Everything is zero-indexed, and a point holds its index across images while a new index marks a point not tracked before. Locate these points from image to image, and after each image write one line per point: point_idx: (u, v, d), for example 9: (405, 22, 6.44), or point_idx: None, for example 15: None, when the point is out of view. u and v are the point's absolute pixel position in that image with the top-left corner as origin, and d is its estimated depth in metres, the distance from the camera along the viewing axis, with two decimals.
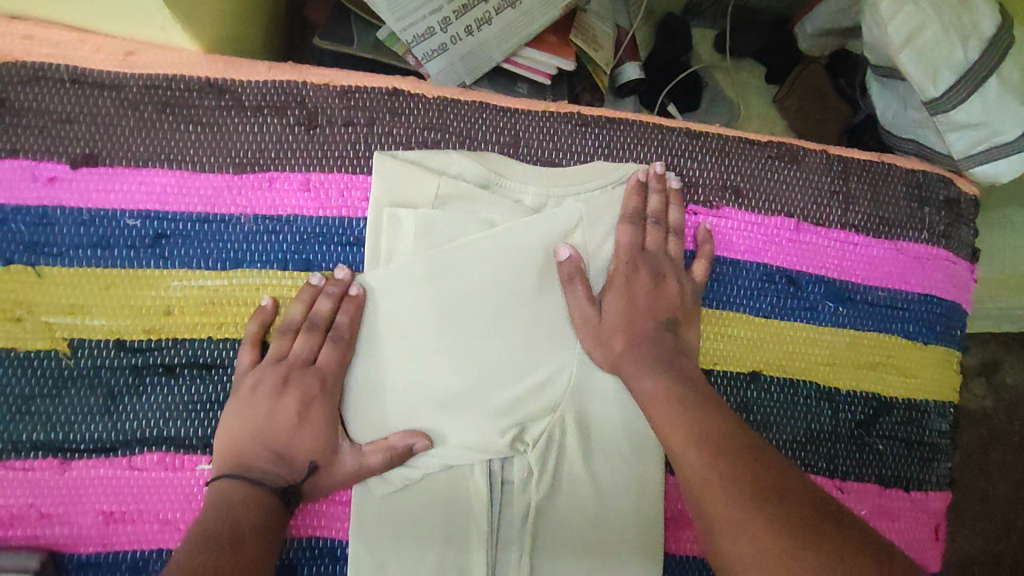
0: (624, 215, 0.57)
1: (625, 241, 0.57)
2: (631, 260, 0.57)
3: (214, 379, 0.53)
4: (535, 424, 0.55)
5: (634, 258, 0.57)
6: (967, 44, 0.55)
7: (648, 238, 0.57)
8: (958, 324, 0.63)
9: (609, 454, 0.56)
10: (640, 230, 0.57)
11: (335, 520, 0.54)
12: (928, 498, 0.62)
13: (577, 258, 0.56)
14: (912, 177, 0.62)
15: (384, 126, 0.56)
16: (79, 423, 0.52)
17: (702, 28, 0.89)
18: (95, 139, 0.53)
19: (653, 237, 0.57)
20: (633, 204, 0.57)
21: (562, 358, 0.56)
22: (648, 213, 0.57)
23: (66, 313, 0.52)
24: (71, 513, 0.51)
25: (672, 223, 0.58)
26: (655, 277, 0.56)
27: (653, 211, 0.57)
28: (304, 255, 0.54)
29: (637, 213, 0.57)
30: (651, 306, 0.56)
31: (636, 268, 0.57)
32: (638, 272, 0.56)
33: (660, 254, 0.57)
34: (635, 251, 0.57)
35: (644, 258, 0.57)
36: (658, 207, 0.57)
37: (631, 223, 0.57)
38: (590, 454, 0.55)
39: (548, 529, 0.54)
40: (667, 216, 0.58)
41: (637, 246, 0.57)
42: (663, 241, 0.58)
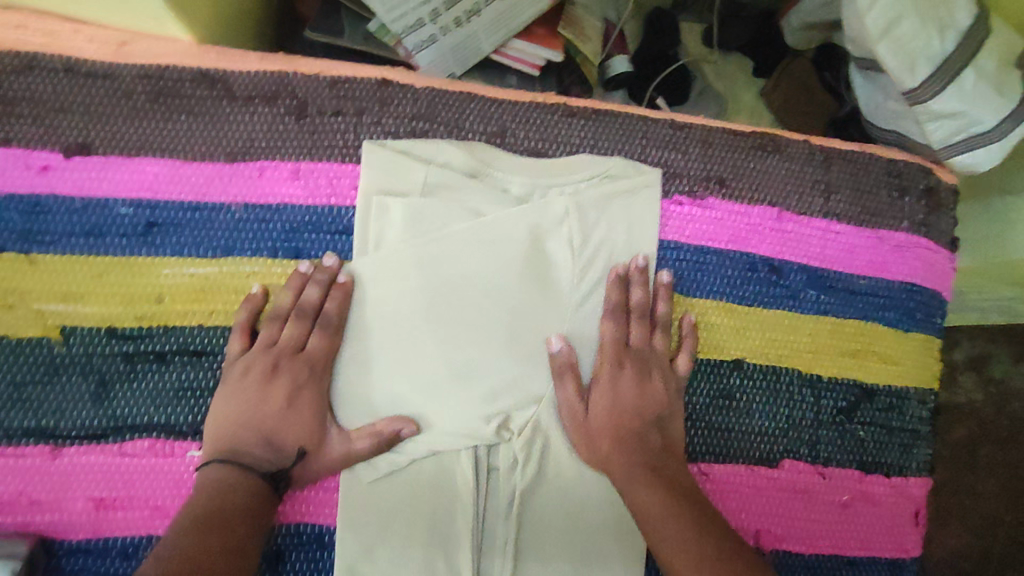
0: (609, 308, 0.57)
1: (609, 336, 0.57)
2: (616, 356, 0.57)
3: (205, 366, 0.54)
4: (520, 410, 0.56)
5: (619, 354, 0.57)
6: (943, 36, 0.56)
7: (632, 333, 0.58)
8: (937, 312, 0.64)
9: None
10: (624, 327, 0.58)
11: (324, 507, 0.54)
12: (908, 483, 0.63)
13: (568, 350, 0.56)
14: (892, 167, 0.63)
15: (374, 116, 0.57)
16: (70, 409, 0.52)
17: (692, 21, 0.90)
18: (87, 128, 0.54)
19: (638, 334, 0.58)
20: (616, 298, 0.57)
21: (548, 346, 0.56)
22: (632, 306, 0.58)
23: (57, 300, 0.53)
24: (62, 499, 0.52)
25: (658, 317, 0.58)
26: (641, 372, 0.57)
27: (637, 305, 0.58)
28: (293, 244, 0.55)
29: (621, 307, 0.57)
30: (636, 401, 0.56)
31: (621, 365, 0.57)
32: (623, 368, 0.57)
33: (645, 351, 0.58)
34: (620, 346, 0.57)
35: (629, 354, 0.57)
36: (642, 300, 0.58)
37: (615, 317, 0.57)
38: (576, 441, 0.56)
39: (535, 513, 0.55)
40: (652, 309, 0.58)
41: (622, 342, 0.57)
42: (648, 337, 0.58)
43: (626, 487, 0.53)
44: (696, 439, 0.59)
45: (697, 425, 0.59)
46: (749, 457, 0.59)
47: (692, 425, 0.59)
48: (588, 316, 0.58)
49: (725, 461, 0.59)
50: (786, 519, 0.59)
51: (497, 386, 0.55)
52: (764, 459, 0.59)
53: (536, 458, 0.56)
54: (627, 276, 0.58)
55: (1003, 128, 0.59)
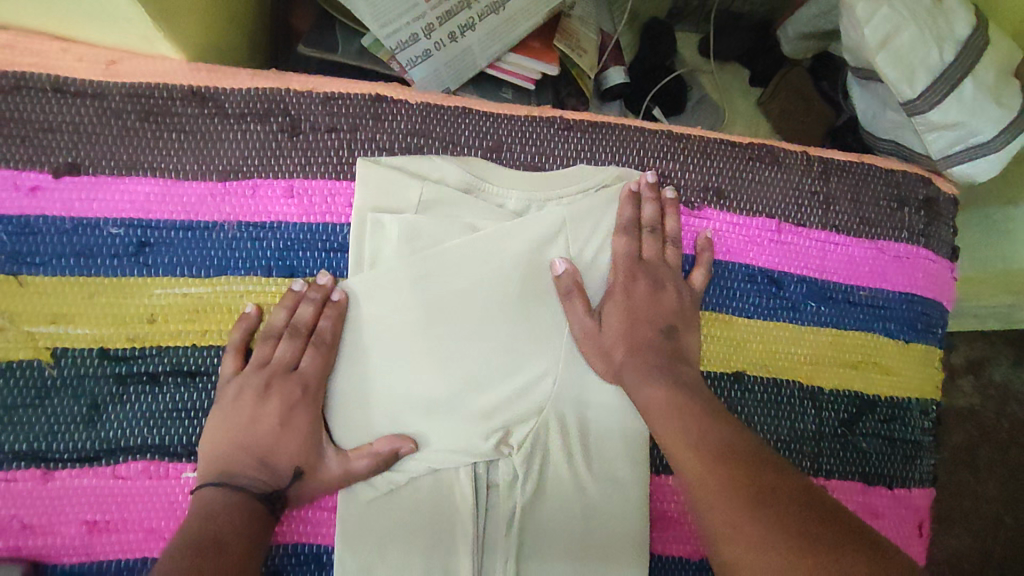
0: (620, 224, 0.58)
1: (621, 250, 0.57)
2: (629, 268, 0.57)
3: (198, 386, 0.53)
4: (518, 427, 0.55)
5: (632, 267, 0.57)
6: (942, 46, 0.56)
7: (645, 246, 0.58)
8: (938, 323, 0.64)
9: (593, 455, 0.56)
10: (636, 240, 0.58)
11: (321, 526, 0.54)
12: (912, 494, 0.62)
13: (574, 271, 0.56)
14: (891, 177, 0.62)
15: (368, 132, 0.56)
16: (62, 432, 0.52)
17: (686, 32, 0.90)
18: (78, 148, 0.53)
19: (651, 246, 0.58)
20: (626, 214, 0.58)
21: (547, 363, 0.56)
22: (643, 222, 0.58)
23: (48, 322, 0.52)
24: (54, 523, 0.51)
25: (669, 231, 0.58)
26: (655, 284, 0.57)
27: (649, 220, 0.58)
28: (288, 262, 0.55)
29: (633, 223, 0.58)
30: (650, 310, 0.56)
31: (634, 276, 0.57)
32: (636, 280, 0.57)
33: (659, 263, 0.58)
34: (632, 259, 0.57)
35: (642, 266, 0.57)
36: (653, 215, 0.58)
37: (626, 233, 0.57)
38: (575, 457, 0.56)
39: (535, 531, 0.55)
40: (663, 225, 0.58)
41: (634, 255, 0.57)
42: (661, 250, 0.58)
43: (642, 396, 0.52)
44: None
45: None
46: None
47: None
48: None
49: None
50: None
51: (495, 405, 0.55)
52: None
53: (536, 475, 0.55)
54: (637, 195, 0.58)
55: (1001, 138, 0.59)
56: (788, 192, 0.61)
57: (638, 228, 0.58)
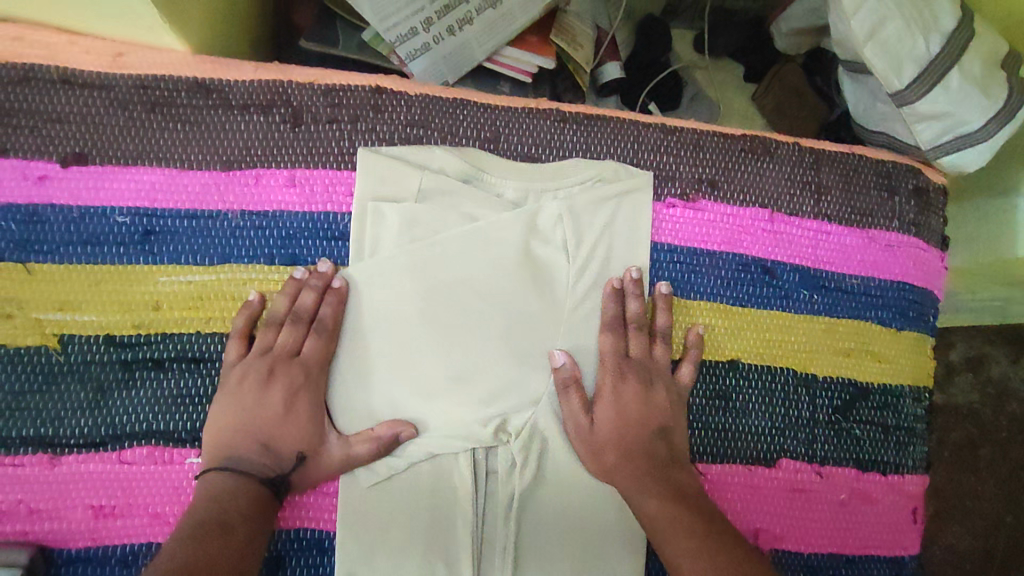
0: (606, 322, 0.58)
1: (608, 350, 0.57)
2: (617, 367, 0.57)
3: (202, 372, 0.54)
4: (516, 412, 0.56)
5: (620, 365, 0.57)
6: (929, 37, 0.57)
7: (632, 344, 0.58)
8: (929, 311, 0.65)
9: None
10: (623, 337, 0.58)
11: (323, 512, 0.54)
12: (905, 481, 0.63)
13: (572, 365, 0.56)
14: (881, 168, 0.64)
15: (368, 123, 0.57)
16: (69, 417, 0.52)
17: (682, 28, 0.92)
18: (85, 138, 0.54)
19: (638, 346, 0.58)
20: (612, 311, 0.58)
21: (544, 350, 0.57)
22: (630, 319, 0.58)
23: (55, 309, 0.53)
24: (61, 508, 0.52)
25: (657, 328, 0.59)
26: (644, 385, 0.57)
27: (635, 318, 0.58)
28: (290, 250, 0.56)
29: (618, 320, 0.58)
30: (641, 412, 0.56)
31: (623, 376, 0.57)
32: (625, 379, 0.57)
33: (647, 362, 0.58)
34: (621, 358, 0.57)
35: (630, 364, 0.58)
36: (639, 312, 0.58)
37: (613, 331, 0.58)
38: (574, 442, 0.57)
39: (535, 515, 0.55)
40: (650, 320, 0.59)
41: (622, 353, 0.57)
42: (648, 348, 0.58)
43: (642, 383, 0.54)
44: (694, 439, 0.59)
45: (695, 425, 0.59)
46: (746, 457, 0.59)
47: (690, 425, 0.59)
48: (583, 317, 0.58)
49: (721, 462, 0.59)
50: (785, 519, 0.59)
51: (494, 391, 0.56)
52: (761, 459, 0.60)
53: (534, 459, 0.56)
54: (621, 289, 0.58)
55: (988, 128, 0.60)
56: (781, 183, 0.62)
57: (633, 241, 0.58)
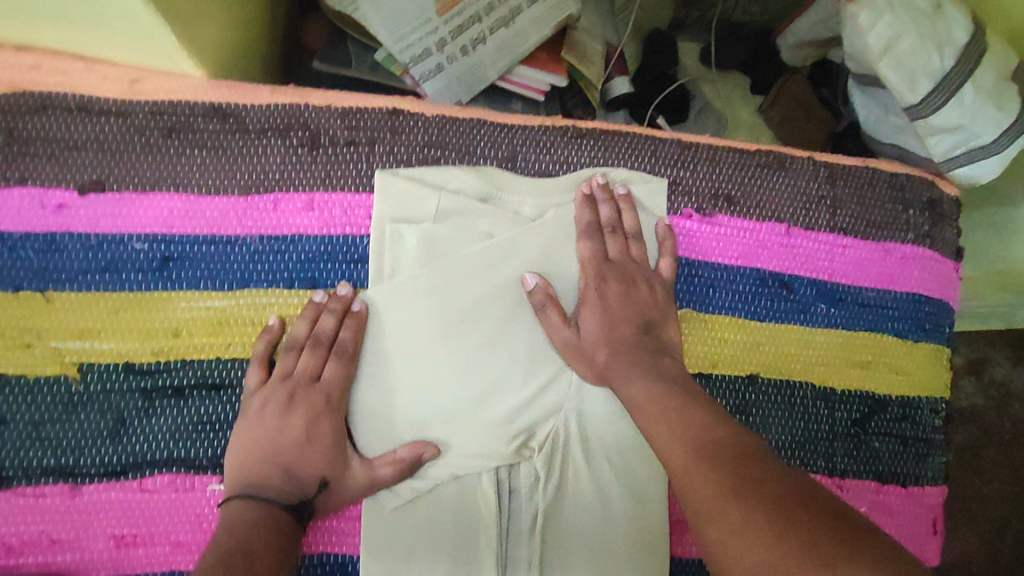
0: (582, 229, 0.58)
1: (586, 256, 0.58)
2: (598, 273, 0.57)
3: (223, 399, 0.54)
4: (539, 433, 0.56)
5: (601, 269, 0.57)
6: (943, 52, 0.58)
7: (610, 247, 0.59)
8: (945, 322, 0.65)
9: (614, 458, 0.57)
10: (602, 243, 0.58)
11: (346, 536, 0.54)
12: (925, 492, 0.63)
13: (544, 284, 0.56)
14: (895, 181, 0.64)
15: (385, 145, 0.57)
16: (89, 446, 0.52)
17: (688, 41, 0.92)
18: (102, 165, 0.54)
19: (615, 246, 0.59)
20: (586, 218, 0.58)
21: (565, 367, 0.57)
22: (604, 223, 0.59)
23: (74, 338, 0.53)
24: (82, 538, 0.51)
25: (629, 229, 0.59)
26: (626, 283, 0.57)
27: (609, 222, 0.59)
28: (310, 273, 0.55)
29: (594, 226, 0.58)
30: (625, 309, 0.56)
31: (606, 279, 0.57)
32: (607, 281, 0.57)
33: (626, 262, 0.58)
34: (603, 262, 0.58)
35: (611, 267, 0.58)
36: (611, 216, 0.59)
37: (590, 237, 0.58)
38: (596, 462, 0.56)
39: (559, 534, 0.55)
40: (621, 223, 0.59)
41: (600, 260, 0.58)
42: (625, 246, 0.59)
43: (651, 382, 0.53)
44: None
45: None
46: None
47: None
48: None
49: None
50: None
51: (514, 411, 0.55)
52: None
53: (557, 478, 0.56)
54: (593, 197, 0.59)
55: (1001, 141, 0.61)
56: (797, 198, 0.62)
57: (598, 229, 0.59)
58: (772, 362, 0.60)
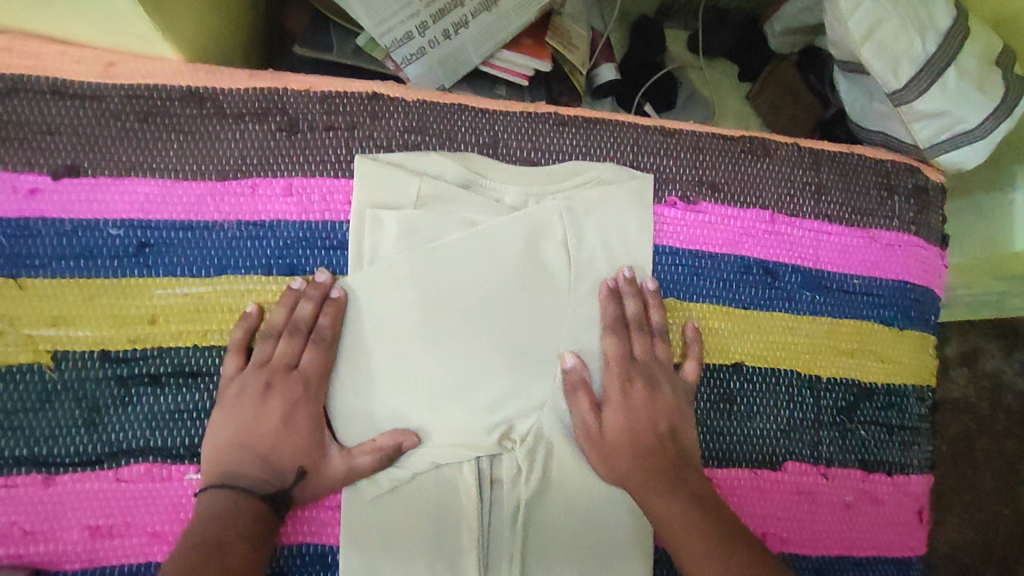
0: (607, 325, 0.57)
1: (612, 352, 0.57)
2: (624, 373, 0.56)
3: (200, 387, 0.53)
4: (520, 421, 0.55)
5: (626, 367, 0.57)
6: (925, 36, 0.57)
7: (635, 346, 0.57)
8: (931, 309, 0.65)
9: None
10: (627, 341, 0.57)
11: (325, 526, 0.53)
12: (911, 480, 0.63)
13: (582, 366, 0.56)
14: (880, 167, 0.64)
15: (365, 130, 0.57)
16: (64, 436, 0.51)
17: (676, 29, 0.92)
18: (76, 150, 0.53)
19: (640, 345, 0.57)
20: (612, 312, 0.57)
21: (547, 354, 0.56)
22: (629, 320, 0.57)
23: (48, 325, 0.52)
24: (56, 529, 0.51)
25: (655, 327, 0.58)
26: (650, 384, 0.56)
27: (634, 319, 0.57)
28: (288, 260, 0.55)
29: (619, 324, 0.57)
30: (649, 413, 0.56)
31: (629, 361, 0.57)
32: (632, 382, 0.56)
33: (652, 363, 0.57)
34: (629, 363, 0.57)
35: (635, 367, 0.57)
36: (637, 312, 0.57)
37: (615, 333, 0.57)
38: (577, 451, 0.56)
39: (542, 524, 0.55)
40: (649, 321, 0.58)
41: (626, 355, 0.57)
42: (650, 347, 0.57)
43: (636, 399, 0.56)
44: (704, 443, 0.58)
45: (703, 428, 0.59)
46: (752, 460, 0.59)
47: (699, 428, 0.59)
48: (587, 320, 0.58)
49: (727, 466, 0.59)
50: (794, 521, 0.59)
51: (495, 400, 0.55)
52: (767, 461, 0.59)
53: (538, 466, 0.55)
54: (618, 291, 0.58)
55: (985, 126, 0.60)
56: (781, 185, 0.62)
57: (625, 326, 0.57)
58: (757, 350, 0.60)
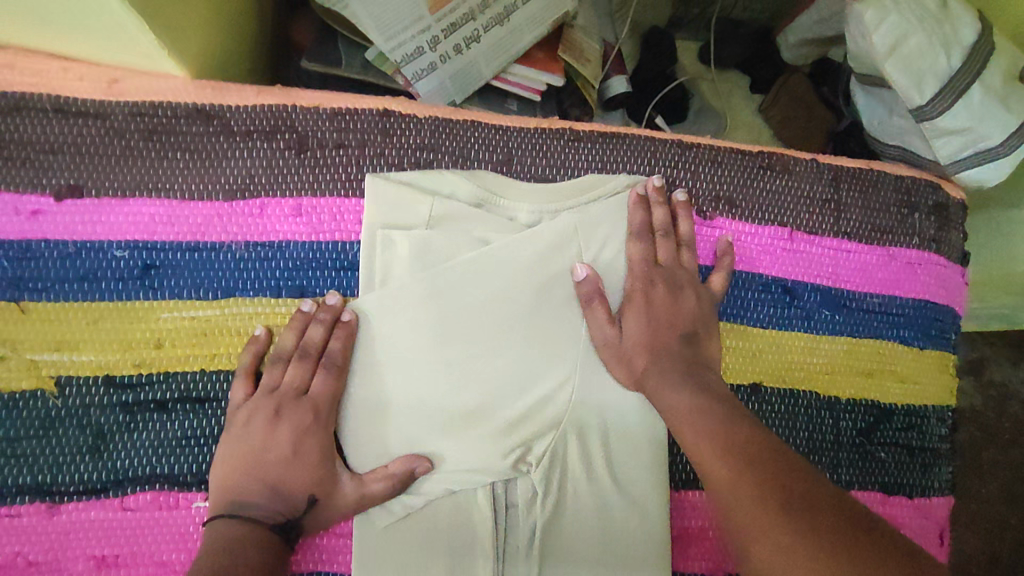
0: (633, 231, 0.57)
1: (637, 257, 0.57)
2: (646, 276, 0.57)
3: (208, 413, 0.52)
4: (536, 446, 0.54)
5: (650, 273, 0.57)
6: (950, 52, 0.56)
7: (661, 251, 0.58)
8: (952, 328, 0.64)
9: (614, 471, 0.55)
10: (651, 246, 0.57)
11: (337, 554, 0.52)
12: (932, 503, 0.62)
13: (595, 278, 0.55)
14: (900, 183, 0.62)
15: (376, 147, 0.55)
16: (67, 463, 0.50)
17: (686, 39, 0.91)
18: (80, 169, 0.52)
19: (666, 251, 0.57)
20: (638, 219, 0.57)
21: (563, 376, 0.55)
22: (655, 227, 0.57)
23: (51, 350, 0.51)
24: (61, 559, 0.49)
25: (682, 236, 0.58)
26: (674, 288, 0.56)
27: (662, 225, 0.57)
28: (298, 282, 0.53)
29: (645, 228, 0.57)
30: (671, 316, 0.56)
31: (653, 281, 0.57)
32: (655, 285, 0.57)
33: (677, 270, 0.57)
34: (654, 267, 0.57)
35: (659, 272, 0.57)
36: (664, 220, 0.57)
37: (642, 239, 0.57)
38: (593, 475, 0.55)
39: (558, 552, 0.54)
40: (676, 228, 0.58)
41: (650, 297, 0.56)
42: (676, 255, 0.58)
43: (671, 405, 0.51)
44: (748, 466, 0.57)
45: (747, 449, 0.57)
46: None
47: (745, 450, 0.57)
48: None
49: None
50: None
51: (510, 424, 0.54)
52: None
53: (555, 492, 0.54)
54: (647, 199, 0.58)
55: (1008, 143, 0.59)
56: (801, 202, 0.60)
57: (650, 232, 0.57)
58: (775, 371, 0.59)
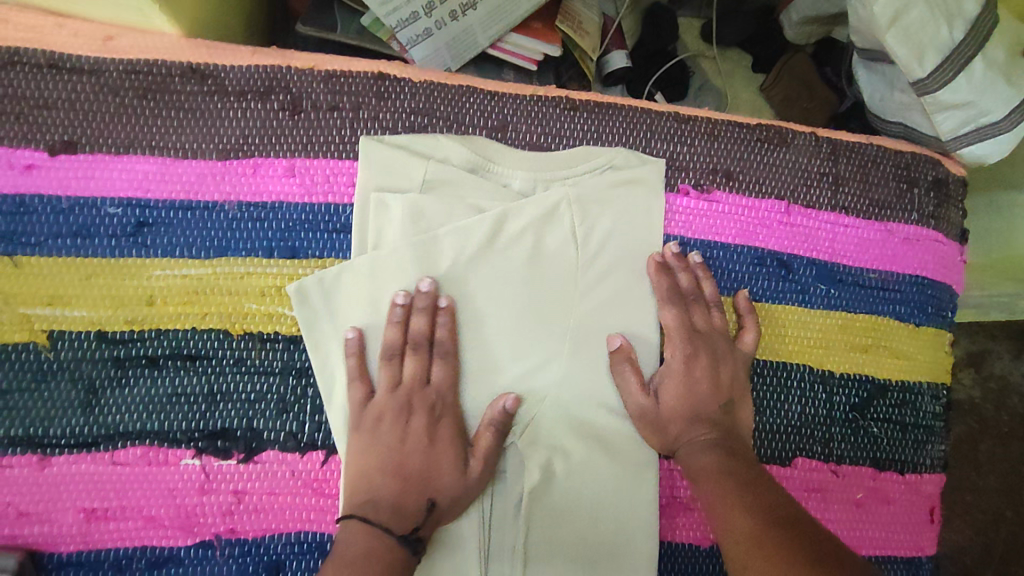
0: (662, 298, 0.56)
1: (671, 323, 0.56)
2: (684, 344, 0.56)
3: (199, 371, 0.52)
4: (415, 475, 0.51)
5: (689, 340, 0.56)
6: (952, 24, 0.55)
7: (694, 317, 0.57)
8: (948, 306, 0.63)
9: (495, 500, 0.54)
10: (685, 310, 0.56)
11: (325, 514, 0.52)
12: (922, 480, 0.62)
13: (628, 347, 0.55)
14: (899, 158, 0.62)
15: (371, 111, 0.55)
16: (59, 417, 0.50)
17: (689, 17, 0.90)
18: (75, 125, 0.52)
19: (698, 317, 0.57)
20: (664, 286, 0.56)
21: (444, 406, 0.53)
22: (684, 292, 0.56)
23: (44, 304, 0.51)
24: (51, 511, 0.50)
25: (710, 298, 0.57)
26: (714, 359, 0.55)
27: (689, 291, 0.56)
28: (290, 243, 0.53)
29: (673, 294, 0.56)
30: (710, 388, 0.55)
31: (693, 353, 0.56)
32: (697, 356, 0.56)
33: (710, 333, 0.56)
34: (688, 333, 0.56)
35: (698, 339, 0.56)
36: (690, 284, 0.56)
37: (673, 305, 0.56)
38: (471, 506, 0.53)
39: (456, 560, 0.52)
40: (701, 291, 0.57)
41: (685, 329, 0.56)
42: (707, 316, 0.57)
43: (668, 403, 0.55)
44: (762, 421, 0.58)
45: (758, 406, 0.58)
46: (761, 455, 0.57)
47: (757, 407, 0.58)
48: (593, 312, 0.56)
49: (771, 461, 0.58)
50: None
51: (390, 457, 0.51)
52: (775, 457, 0.58)
53: (433, 522, 0.50)
54: (666, 264, 0.57)
55: (1010, 119, 0.59)
56: (798, 176, 0.60)
57: (680, 297, 0.56)
58: (772, 345, 0.59)
